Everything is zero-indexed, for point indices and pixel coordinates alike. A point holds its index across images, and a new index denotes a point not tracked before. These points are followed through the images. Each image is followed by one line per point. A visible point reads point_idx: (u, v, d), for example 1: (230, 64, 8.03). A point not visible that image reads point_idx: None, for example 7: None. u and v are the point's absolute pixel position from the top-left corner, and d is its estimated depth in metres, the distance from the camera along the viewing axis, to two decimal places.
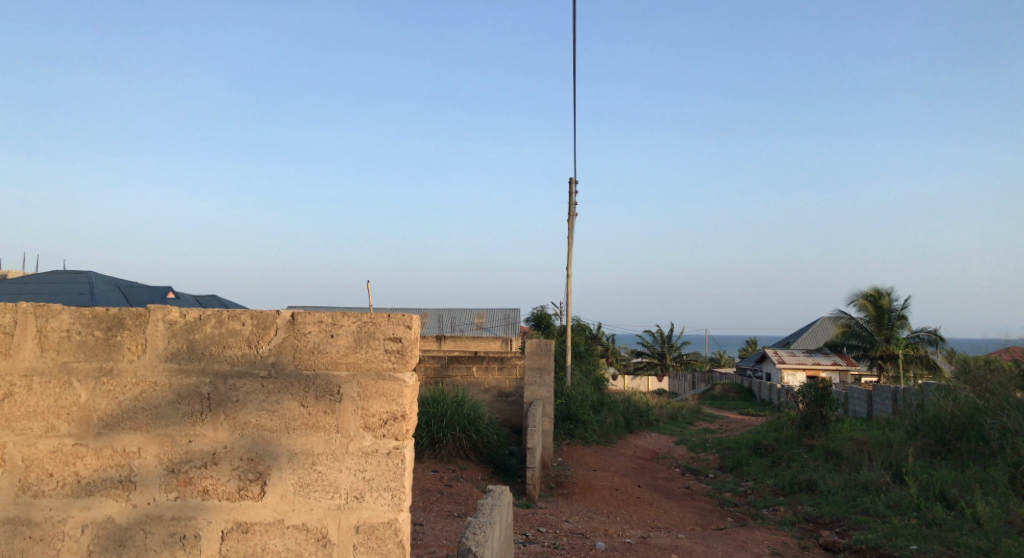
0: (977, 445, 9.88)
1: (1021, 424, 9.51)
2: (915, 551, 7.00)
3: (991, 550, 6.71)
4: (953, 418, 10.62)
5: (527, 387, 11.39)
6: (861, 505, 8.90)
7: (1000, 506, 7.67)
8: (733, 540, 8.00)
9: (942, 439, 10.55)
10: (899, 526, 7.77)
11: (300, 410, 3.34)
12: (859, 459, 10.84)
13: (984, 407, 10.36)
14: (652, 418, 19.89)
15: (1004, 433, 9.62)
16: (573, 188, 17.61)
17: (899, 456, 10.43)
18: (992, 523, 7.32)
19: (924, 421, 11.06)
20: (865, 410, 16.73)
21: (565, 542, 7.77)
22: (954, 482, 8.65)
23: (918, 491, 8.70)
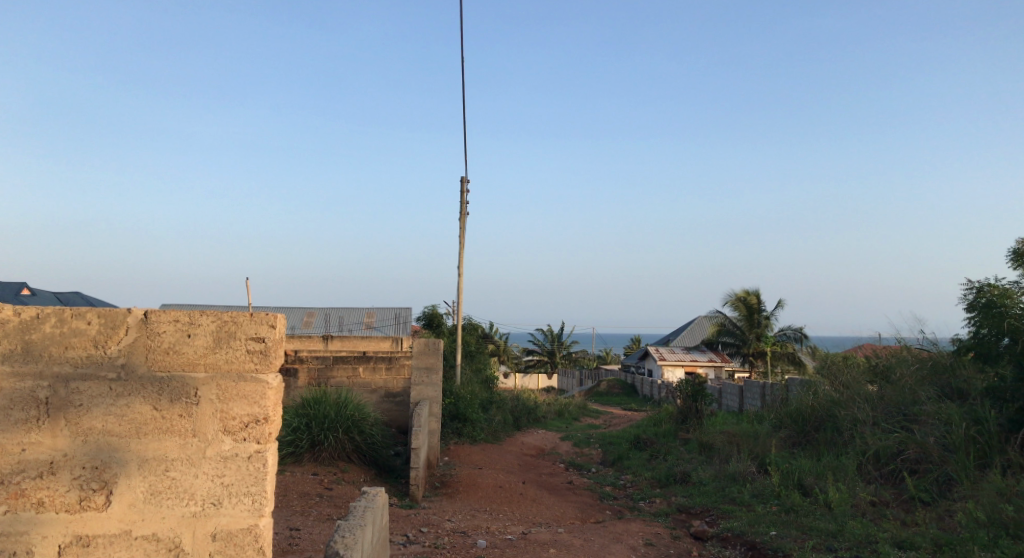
0: (833, 435, 10.57)
1: (870, 415, 10.25)
2: (773, 536, 7.42)
3: (838, 532, 7.21)
4: (813, 411, 11.32)
5: (414, 387, 11.29)
6: (728, 495, 9.36)
7: (848, 491, 8.24)
8: (610, 532, 8.24)
9: (802, 431, 11.23)
10: (760, 514, 8.22)
11: (152, 414, 3.19)
12: (728, 450, 11.39)
13: (839, 400, 11.13)
14: (539, 415, 20.19)
15: (855, 424, 10.34)
16: (465, 186, 17.59)
17: (764, 447, 11.02)
18: (841, 507, 7.85)
19: (787, 414, 11.74)
20: (737, 404, 17.58)
21: (446, 542, 7.78)
22: (811, 470, 9.23)
23: (779, 480, 9.22)
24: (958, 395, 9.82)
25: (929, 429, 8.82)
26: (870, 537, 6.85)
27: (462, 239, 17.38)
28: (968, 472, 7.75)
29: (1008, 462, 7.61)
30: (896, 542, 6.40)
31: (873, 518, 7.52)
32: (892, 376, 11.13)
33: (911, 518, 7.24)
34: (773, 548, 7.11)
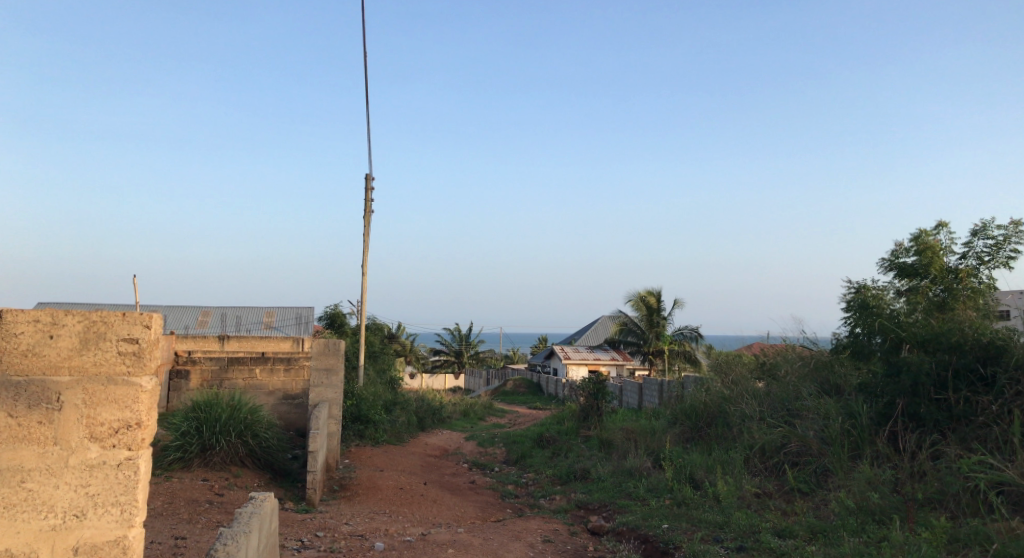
0: (723, 430, 10.98)
1: (757, 411, 10.68)
2: (665, 529, 7.64)
3: (725, 523, 7.48)
4: (705, 407, 11.72)
5: (313, 389, 10.99)
6: (624, 490, 9.56)
7: (734, 484, 8.57)
8: (508, 530, 8.27)
9: (695, 426, 11.61)
10: (653, 508, 8.44)
11: (7, 421, 3.05)
12: (626, 447, 11.63)
13: (729, 396, 11.58)
14: (444, 415, 20.11)
15: (744, 419, 10.76)
16: (370, 183, 17.28)
17: (659, 443, 11.31)
18: (728, 499, 8.14)
19: (681, 410, 12.10)
20: (636, 401, 18.01)
21: (342, 545, 7.63)
22: (702, 465, 9.54)
23: (672, 474, 9.49)
24: (836, 390, 10.37)
25: (809, 424, 9.26)
26: (753, 527, 7.13)
27: (366, 237, 17.09)
28: (842, 463, 8.18)
29: (876, 453, 8.06)
30: (777, 532, 6.69)
31: (757, 509, 7.83)
32: (779, 372, 11.65)
33: (790, 508, 7.60)
34: (665, 541, 7.30)
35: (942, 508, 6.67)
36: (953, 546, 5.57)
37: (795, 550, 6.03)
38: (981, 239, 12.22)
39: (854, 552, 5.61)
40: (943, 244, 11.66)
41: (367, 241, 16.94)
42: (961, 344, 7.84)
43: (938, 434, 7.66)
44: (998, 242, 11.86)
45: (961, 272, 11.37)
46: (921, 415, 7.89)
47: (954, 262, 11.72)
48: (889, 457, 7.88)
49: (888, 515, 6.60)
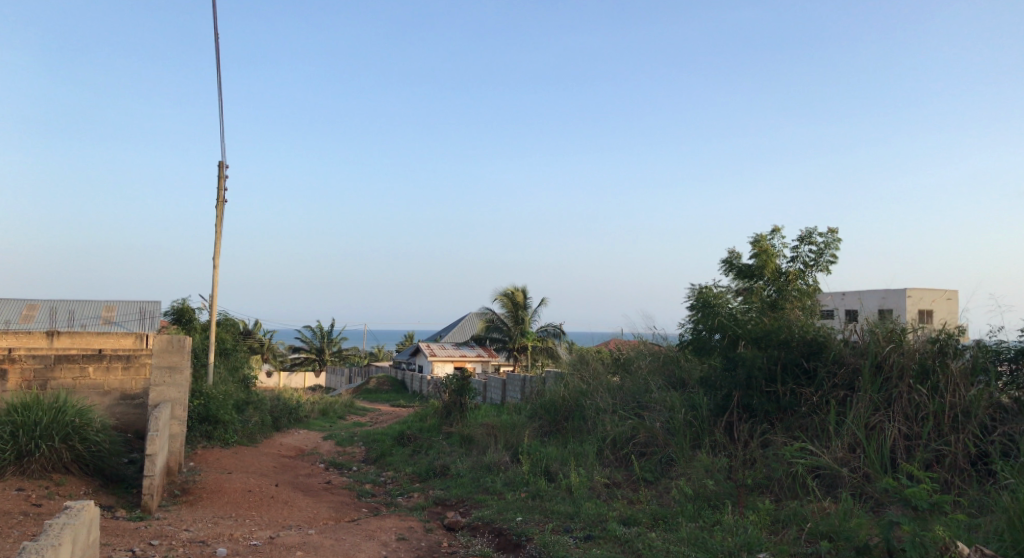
0: (580, 423, 11.20)
1: (610, 404, 10.98)
2: (519, 522, 7.67)
3: (575, 514, 7.60)
4: (563, 401, 11.94)
5: (152, 389, 10.23)
6: (482, 485, 9.54)
7: (585, 475, 8.74)
8: (362, 530, 8.03)
9: (553, 420, 11.80)
10: (509, 501, 8.44)
11: None
12: (486, 441, 11.59)
13: (587, 391, 11.86)
14: (302, 414, 19.42)
15: (598, 412, 11.03)
16: (224, 170, 16.36)
17: (518, 437, 11.35)
18: (579, 490, 8.28)
19: (541, 405, 12.25)
20: (499, 397, 18.11)
21: (180, 554, 7.14)
22: (556, 457, 9.67)
23: (529, 468, 9.54)
24: (682, 384, 10.86)
25: (656, 416, 9.62)
26: (602, 516, 7.29)
27: (218, 228, 16.16)
28: (683, 452, 8.54)
29: (714, 443, 8.48)
30: (623, 520, 6.86)
31: (606, 499, 8.03)
32: (632, 367, 12.03)
33: (636, 497, 7.85)
34: (518, 533, 7.34)
35: (768, 492, 7.13)
36: (775, 526, 5.93)
37: (638, 536, 6.21)
38: (807, 246, 13.17)
39: (690, 536, 5.84)
40: (777, 248, 12.48)
41: (218, 232, 16.04)
42: (789, 340, 8.38)
43: (767, 424, 8.19)
44: (823, 248, 12.82)
45: (791, 274, 12.26)
46: (753, 406, 8.38)
47: (785, 265, 12.60)
48: (725, 446, 8.32)
49: (722, 500, 6.95)
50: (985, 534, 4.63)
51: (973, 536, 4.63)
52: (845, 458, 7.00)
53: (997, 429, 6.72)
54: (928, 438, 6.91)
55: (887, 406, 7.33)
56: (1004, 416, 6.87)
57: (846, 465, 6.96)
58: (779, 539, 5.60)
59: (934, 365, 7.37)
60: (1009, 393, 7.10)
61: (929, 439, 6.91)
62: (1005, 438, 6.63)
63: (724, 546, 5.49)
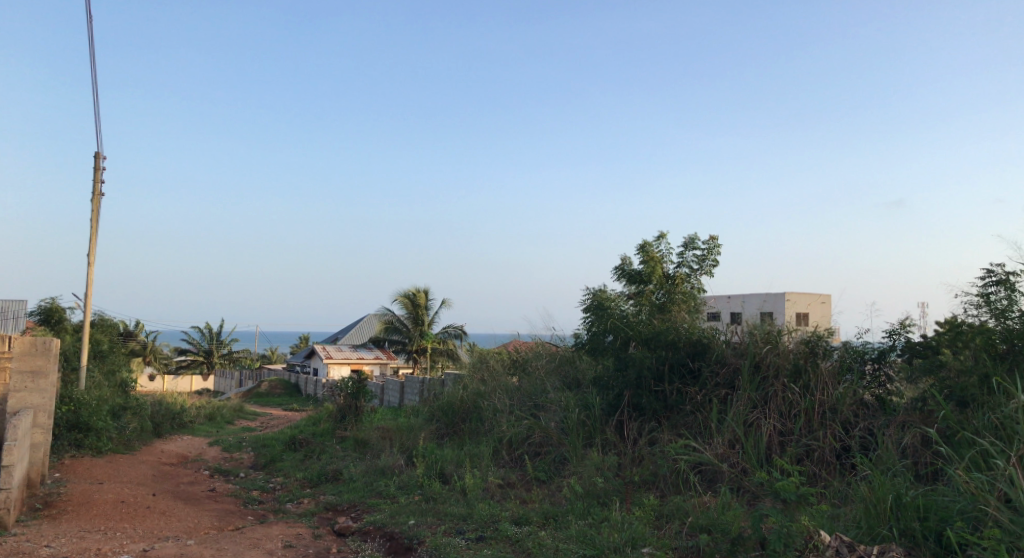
0: (477, 425, 11.24)
1: (507, 404, 11.08)
2: (411, 525, 7.61)
3: (468, 515, 7.62)
4: (460, 403, 11.95)
5: (12, 396, 9.56)
6: (375, 489, 9.41)
7: (479, 476, 8.76)
8: (246, 539, 7.77)
9: (450, 423, 11.79)
10: (402, 505, 8.34)
11: None
12: (380, 445, 11.42)
13: (484, 392, 11.91)
14: (186, 420, 18.56)
15: (495, 413, 11.10)
16: (99, 162, 15.47)
17: (414, 439, 11.24)
18: (473, 491, 8.28)
19: (438, 407, 12.20)
20: (397, 400, 17.88)
21: None
22: (451, 459, 9.65)
23: (423, 470, 9.45)
24: (577, 384, 11.09)
25: (551, 416, 9.77)
26: (494, 517, 7.34)
27: (93, 223, 15.26)
28: (576, 451, 8.72)
29: (605, 441, 8.71)
30: (515, 519, 6.92)
31: (499, 499, 8.08)
32: (529, 368, 12.18)
33: (528, 496, 7.95)
34: (409, 537, 7.28)
35: (654, 488, 7.37)
36: (659, 521, 6.15)
37: (528, 536, 6.29)
38: (692, 252, 13.72)
39: (579, 534, 5.97)
40: (663, 253, 12.96)
41: (94, 228, 15.14)
42: (675, 341, 8.69)
43: (655, 422, 8.48)
44: (706, 253, 13.41)
45: (677, 279, 12.76)
46: (642, 405, 8.64)
47: (671, 270, 13.08)
48: (616, 444, 8.55)
49: (610, 497, 7.14)
50: (846, 523, 4.95)
51: (835, 525, 4.95)
52: (725, 454, 7.32)
53: (860, 425, 7.21)
54: (799, 433, 7.33)
55: (764, 403, 7.72)
56: (865, 412, 7.38)
57: (726, 460, 7.29)
58: (662, 534, 5.80)
59: (806, 364, 7.82)
60: (870, 391, 7.63)
61: (800, 435, 7.33)
62: (866, 433, 7.13)
63: (610, 541, 5.64)
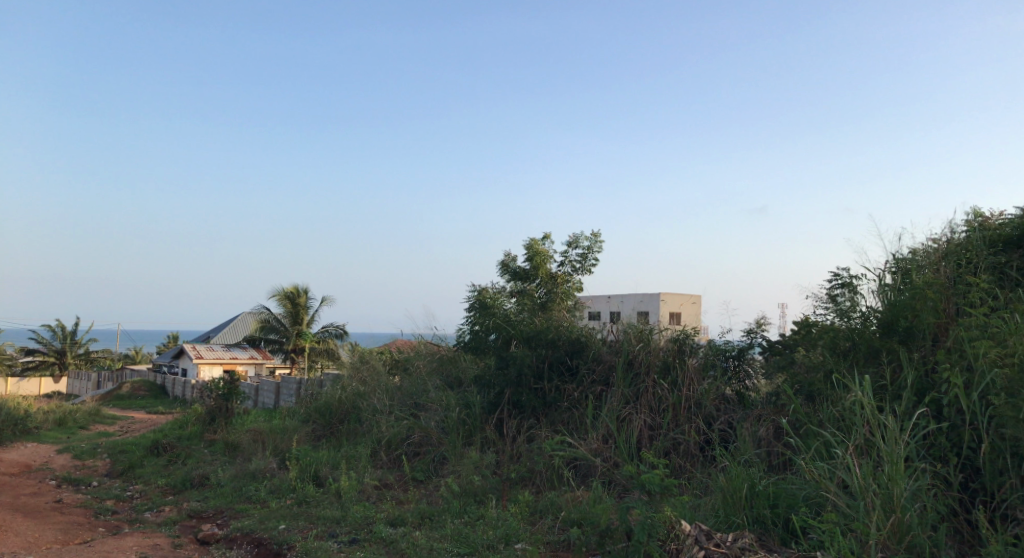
0: (355, 426, 11.06)
1: (387, 405, 10.98)
2: (280, 531, 7.40)
3: (342, 518, 7.49)
4: (338, 404, 11.73)
5: None
6: (244, 494, 9.09)
7: (355, 478, 8.63)
8: (96, 552, 7.31)
9: (327, 424, 11.55)
10: (272, 509, 8.10)
11: None
12: (252, 448, 11.03)
13: (363, 393, 11.75)
14: (32, 427, 17.21)
15: (374, 413, 10.97)
16: None
17: (288, 442, 10.92)
18: (348, 494, 8.14)
19: (315, 408, 11.92)
20: (272, 401, 17.30)
21: None
22: (326, 462, 9.45)
23: (296, 473, 9.19)
24: (458, 383, 11.12)
25: (431, 415, 9.76)
26: (369, 518, 7.26)
27: None
28: (455, 450, 8.76)
29: (484, 439, 8.80)
30: (390, 520, 6.86)
31: (375, 500, 8.00)
32: (410, 367, 12.11)
33: (405, 496, 7.91)
34: (278, 543, 7.08)
35: (530, 484, 7.53)
36: (534, 516, 6.28)
37: (403, 537, 6.27)
38: (574, 249, 14.03)
39: (453, 533, 6.01)
40: (547, 253, 13.17)
41: None
42: (555, 340, 8.88)
43: (534, 419, 8.63)
44: (587, 251, 13.75)
45: (560, 278, 13.01)
46: (521, 403, 8.77)
47: (554, 269, 13.31)
48: (495, 442, 8.66)
49: (487, 495, 7.22)
50: (705, 512, 5.23)
51: (696, 514, 5.22)
52: (599, 449, 7.55)
53: (721, 419, 7.61)
54: (667, 427, 7.65)
55: (636, 399, 8.01)
56: (727, 406, 7.80)
57: (599, 455, 7.52)
58: (535, 529, 5.93)
59: (674, 362, 8.19)
60: (731, 386, 8.06)
61: (668, 428, 7.65)
62: (726, 426, 7.54)
63: (484, 539, 5.72)
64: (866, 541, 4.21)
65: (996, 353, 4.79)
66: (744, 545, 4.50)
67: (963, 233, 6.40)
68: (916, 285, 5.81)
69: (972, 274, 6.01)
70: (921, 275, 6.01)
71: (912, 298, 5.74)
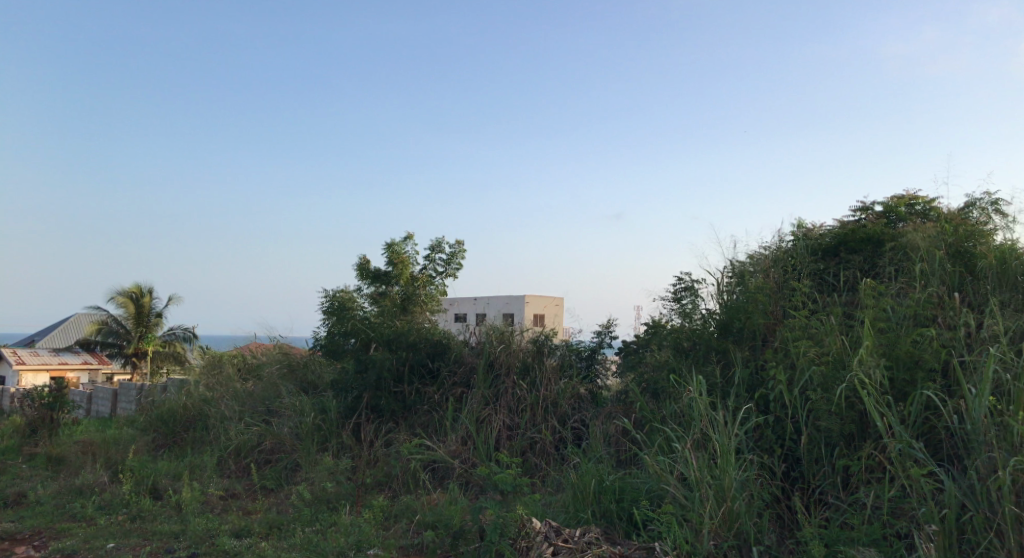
0: (200, 433, 10.52)
1: (236, 411, 10.52)
2: (110, 549, 6.88)
3: (181, 532, 7.08)
4: (183, 411, 11.13)
5: None
6: (70, 511, 8.40)
7: (198, 489, 8.19)
8: None
9: (169, 433, 10.93)
10: (100, 527, 7.51)
11: None
12: (80, 460, 10.22)
13: (210, 399, 11.21)
14: None
15: (222, 420, 10.48)
16: None
17: (123, 453, 10.22)
18: (189, 506, 7.70)
19: (157, 416, 11.24)
20: (106, 410, 16.14)
21: None
22: (166, 473, 8.92)
23: (131, 487, 8.60)
24: (313, 387, 10.84)
25: (284, 421, 9.46)
26: (211, 531, 6.91)
27: None
28: (309, 456, 8.52)
29: (340, 445, 8.61)
30: (234, 532, 6.56)
31: (219, 512, 7.63)
32: (262, 372, 11.68)
33: (253, 507, 7.60)
34: None
35: (386, 488, 7.45)
36: (388, 521, 6.21)
37: (248, 548, 6.03)
38: (438, 254, 14.04)
39: (302, 542, 5.83)
40: (408, 254, 13.10)
41: None
42: (415, 342, 8.83)
43: (392, 423, 8.55)
44: (450, 256, 13.79)
45: (421, 280, 12.98)
46: (380, 407, 8.66)
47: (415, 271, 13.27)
48: (351, 447, 8.49)
49: (341, 501, 7.08)
50: (556, 509, 5.37)
51: (547, 512, 5.35)
52: (457, 450, 7.58)
53: (574, 417, 7.84)
54: (524, 427, 7.79)
55: (495, 400, 8.10)
56: (581, 404, 8.05)
57: (457, 457, 7.55)
58: (389, 533, 5.88)
59: (533, 363, 8.36)
60: (586, 385, 8.33)
61: (525, 428, 7.79)
62: (579, 424, 7.77)
63: (334, 546, 5.59)
64: (699, 529, 4.48)
65: (815, 351, 5.22)
66: (590, 539, 4.66)
67: (790, 242, 6.95)
68: (750, 290, 6.25)
69: (796, 279, 6.54)
70: (753, 280, 6.46)
71: (746, 301, 6.16)
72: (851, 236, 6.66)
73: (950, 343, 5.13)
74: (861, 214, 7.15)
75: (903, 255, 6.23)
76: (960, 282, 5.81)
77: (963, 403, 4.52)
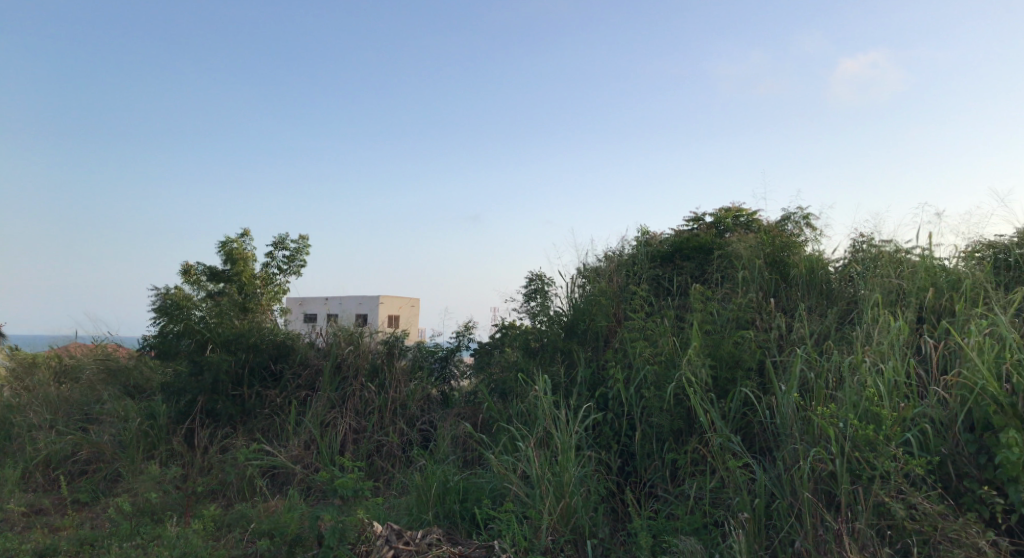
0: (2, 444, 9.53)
1: (47, 419, 9.63)
2: None
3: None
4: None
5: None
6: None
7: None
8: None
9: None
10: None
11: None
12: None
13: (15, 406, 10.19)
14: None
15: (30, 429, 9.55)
16: None
17: None
18: None
19: None
20: None
21: None
22: None
23: None
24: (138, 391, 10.13)
25: (105, 428, 8.77)
26: None
27: None
28: (133, 465, 7.95)
29: (169, 452, 8.10)
30: (38, 552, 5.99)
31: (21, 530, 6.94)
32: (80, 376, 10.77)
33: (62, 523, 6.97)
34: None
35: (220, 497, 7.10)
36: (218, 531, 5.90)
37: None
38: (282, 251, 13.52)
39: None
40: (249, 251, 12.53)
41: None
42: (257, 343, 8.45)
43: (229, 427, 8.15)
44: (294, 253, 13.31)
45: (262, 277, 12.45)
46: (215, 410, 8.21)
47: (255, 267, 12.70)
48: (182, 454, 8.02)
49: (166, 513, 6.66)
50: (398, 512, 5.31)
51: (389, 514, 5.28)
52: (299, 455, 7.34)
53: (423, 419, 7.82)
54: (371, 429, 7.66)
55: (341, 403, 7.91)
56: (431, 406, 8.04)
57: (299, 462, 7.31)
58: (219, 544, 5.59)
59: (381, 364, 8.25)
60: (437, 387, 8.34)
61: (372, 431, 7.66)
62: (428, 426, 7.77)
63: None
64: (537, 526, 4.59)
65: (651, 351, 5.49)
66: (432, 539, 4.64)
67: (631, 248, 7.29)
68: (596, 293, 6.50)
69: (636, 283, 6.86)
70: (600, 282, 6.78)
71: (591, 303, 6.41)
72: (686, 243, 7.01)
73: (765, 343, 5.55)
74: (694, 224, 7.59)
75: (729, 263, 6.67)
76: (776, 288, 6.32)
77: (775, 400, 4.91)
